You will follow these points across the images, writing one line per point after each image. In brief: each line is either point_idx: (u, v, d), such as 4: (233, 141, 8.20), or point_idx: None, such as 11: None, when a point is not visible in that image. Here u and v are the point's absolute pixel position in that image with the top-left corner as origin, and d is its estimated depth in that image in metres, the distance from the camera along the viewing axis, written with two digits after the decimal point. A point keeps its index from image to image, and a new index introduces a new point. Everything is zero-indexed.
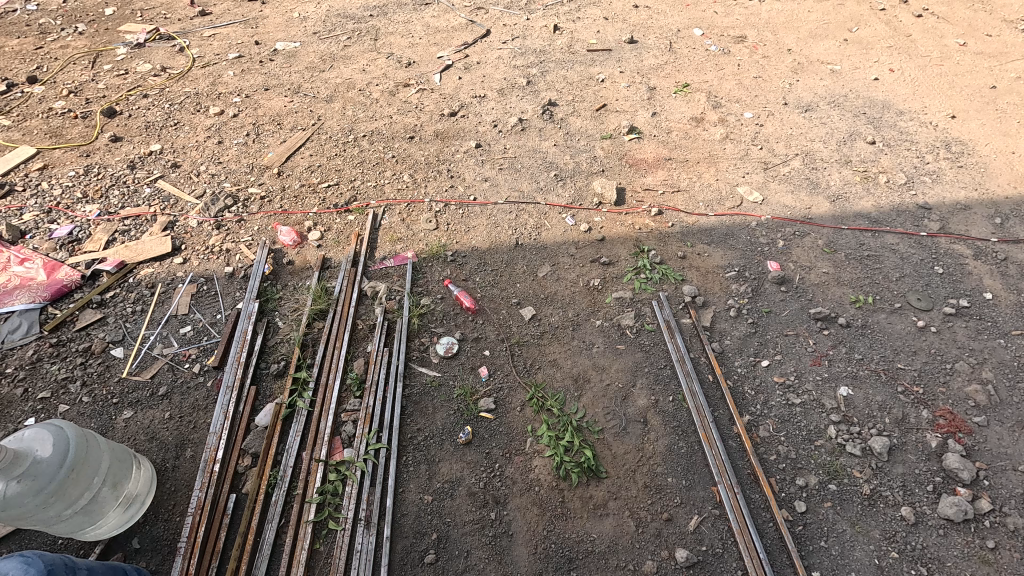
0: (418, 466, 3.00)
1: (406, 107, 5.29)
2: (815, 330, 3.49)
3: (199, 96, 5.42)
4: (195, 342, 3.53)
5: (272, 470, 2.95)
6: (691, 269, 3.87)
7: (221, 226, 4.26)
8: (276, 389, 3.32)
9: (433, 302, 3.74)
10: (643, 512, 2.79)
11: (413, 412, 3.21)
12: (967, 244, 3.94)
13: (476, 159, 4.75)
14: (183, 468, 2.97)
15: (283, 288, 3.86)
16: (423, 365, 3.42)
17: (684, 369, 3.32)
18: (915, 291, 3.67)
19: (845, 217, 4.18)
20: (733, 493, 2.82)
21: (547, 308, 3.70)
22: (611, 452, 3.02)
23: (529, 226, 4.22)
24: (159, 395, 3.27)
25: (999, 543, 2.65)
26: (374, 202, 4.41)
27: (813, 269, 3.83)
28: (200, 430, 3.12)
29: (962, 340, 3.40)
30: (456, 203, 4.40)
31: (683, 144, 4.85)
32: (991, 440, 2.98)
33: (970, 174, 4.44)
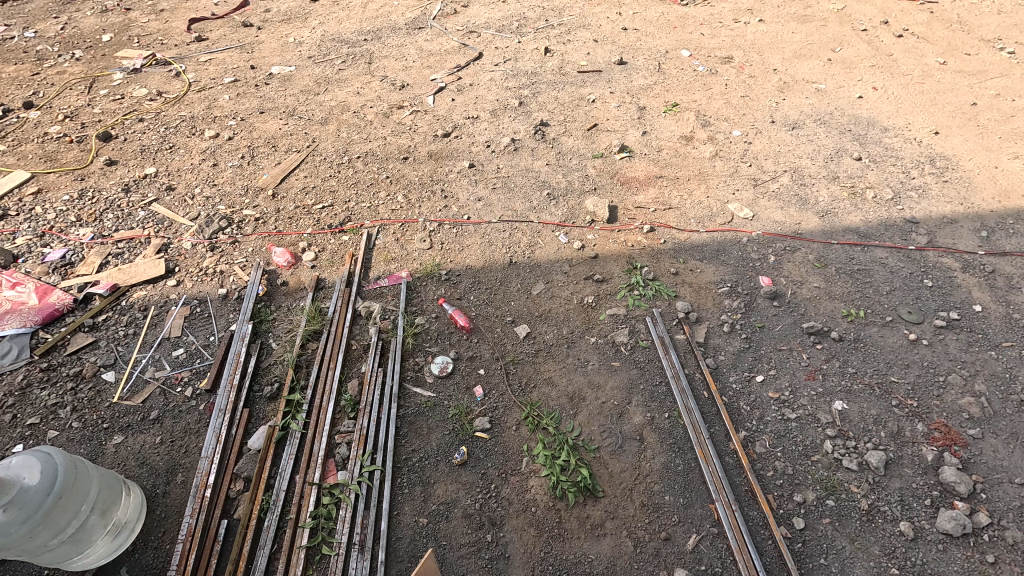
0: (414, 488, 2.96)
1: (400, 128, 5.35)
2: (808, 344, 3.50)
3: (195, 120, 5.47)
4: (187, 365, 3.51)
5: (265, 495, 2.91)
6: (683, 285, 3.90)
7: (215, 248, 4.26)
8: (270, 412, 3.30)
9: (427, 321, 3.74)
10: (641, 531, 2.76)
11: (408, 433, 3.19)
12: (955, 257, 3.99)
13: (470, 179, 4.80)
14: (173, 493, 2.93)
15: (277, 310, 3.85)
16: (418, 385, 3.41)
17: (679, 385, 3.32)
18: (906, 304, 3.70)
19: (834, 232, 4.23)
20: (731, 510, 2.80)
21: (541, 325, 3.70)
22: (608, 470, 3.00)
23: (522, 244, 4.25)
24: (150, 419, 3.23)
25: (999, 557, 2.64)
26: (369, 223, 4.44)
27: (805, 283, 3.86)
28: (191, 455, 3.08)
29: (954, 352, 3.42)
30: (450, 222, 4.43)
31: (674, 162, 4.92)
32: (986, 452, 2.98)
33: (955, 188, 4.52)
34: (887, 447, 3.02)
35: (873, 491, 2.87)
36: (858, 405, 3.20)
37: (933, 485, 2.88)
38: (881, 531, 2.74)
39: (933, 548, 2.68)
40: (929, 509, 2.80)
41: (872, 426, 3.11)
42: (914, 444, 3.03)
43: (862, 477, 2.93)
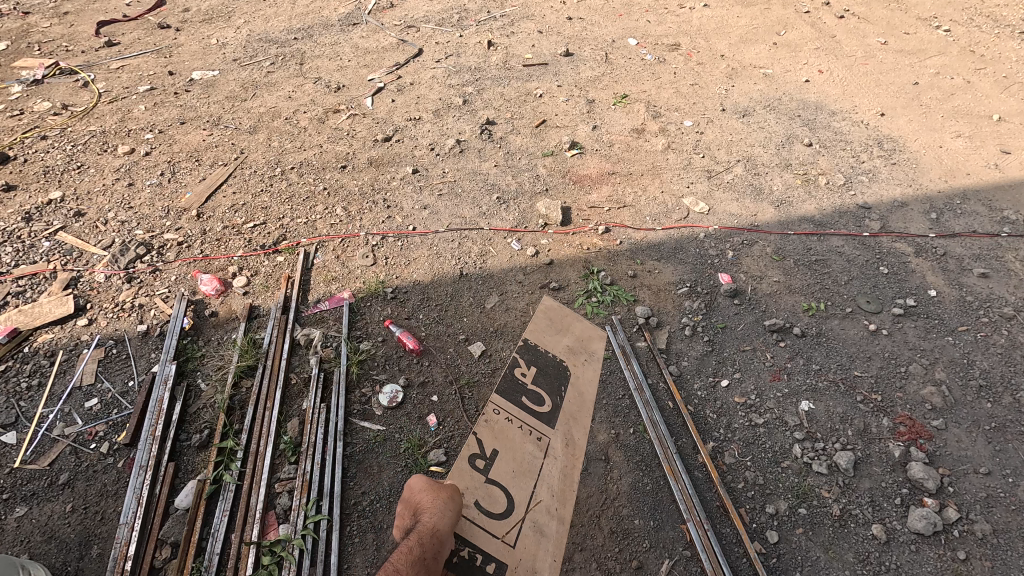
0: (365, 536, 2.72)
1: (337, 134, 5.00)
2: (771, 343, 3.40)
3: (106, 135, 4.96)
4: (102, 417, 3.13)
5: (196, 561, 2.61)
6: (643, 288, 3.74)
7: (133, 279, 3.84)
8: (200, 463, 2.97)
9: (374, 346, 3.46)
10: (612, 561, 2.60)
11: (357, 474, 2.93)
12: (908, 241, 3.97)
13: (415, 186, 4.51)
14: (87, 570, 2.59)
15: (206, 345, 3.49)
16: (366, 419, 3.14)
17: (643, 397, 3.16)
18: (864, 294, 3.64)
19: (790, 222, 4.15)
20: (702, 529, 2.67)
21: (497, 342, 3.48)
22: (574, 497, 2.82)
23: (473, 254, 4.00)
24: (59, 484, 2.85)
25: (970, 553, 2.58)
26: (305, 240, 4.10)
27: (765, 278, 3.76)
28: (108, 522, 2.73)
29: (913, 341, 3.38)
30: (394, 234, 4.14)
31: (627, 157, 4.75)
32: (950, 443, 2.94)
33: (903, 170, 4.52)
34: (855, 446, 2.94)
35: (845, 495, 2.79)
36: (824, 404, 3.11)
37: (902, 482, 2.81)
38: (854, 537, 2.66)
39: (906, 549, 2.61)
40: (899, 508, 2.73)
41: (839, 424, 3.03)
42: (881, 441, 2.96)
43: (832, 481, 2.84)
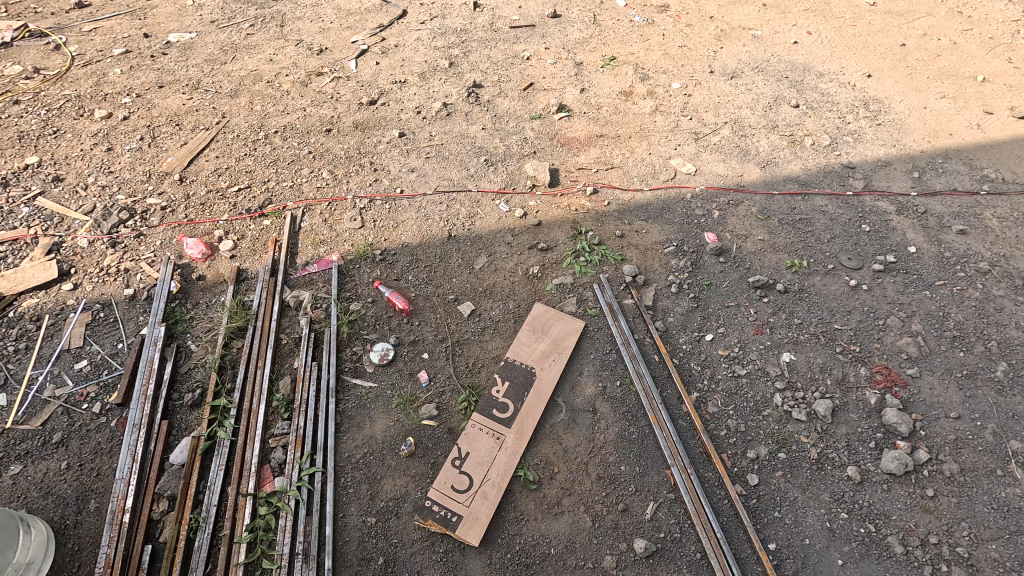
0: (359, 486, 2.80)
1: (321, 97, 4.90)
2: (755, 299, 3.47)
3: (82, 99, 4.82)
4: (93, 378, 3.14)
5: (193, 513, 2.68)
6: (630, 248, 3.78)
7: (117, 244, 3.80)
8: (193, 421, 3.01)
9: (363, 307, 3.48)
10: (599, 505, 2.72)
11: (350, 429, 2.98)
12: (890, 200, 4.03)
13: (401, 149, 4.46)
14: (86, 523, 2.65)
15: (194, 307, 3.49)
16: (357, 377, 3.18)
17: (630, 351, 3.23)
18: (846, 251, 3.71)
19: (775, 182, 4.19)
20: (686, 474, 2.78)
21: (486, 302, 3.52)
22: (562, 446, 2.91)
23: (461, 216, 4.00)
24: (52, 443, 2.88)
25: (939, 490, 2.71)
26: (292, 204, 4.07)
27: (750, 237, 3.81)
28: (104, 478, 2.78)
29: (892, 295, 3.46)
30: (382, 197, 4.12)
31: (615, 119, 4.73)
32: (924, 390, 3.04)
33: (888, 131, 4.56)
34: (833, 395, 3.04)
35: (822, 440, 2.90)
36: (805, 355, 3.21)
37: (877, 427, 2.92)
38: (830, 478, 2.78)
39: (878, 488, 2.74)
40: (873, 451, 2.85)
41: (819, 374, 3.13)
42: (858, 389, 3.06)
43: (811, 427, 2.95)
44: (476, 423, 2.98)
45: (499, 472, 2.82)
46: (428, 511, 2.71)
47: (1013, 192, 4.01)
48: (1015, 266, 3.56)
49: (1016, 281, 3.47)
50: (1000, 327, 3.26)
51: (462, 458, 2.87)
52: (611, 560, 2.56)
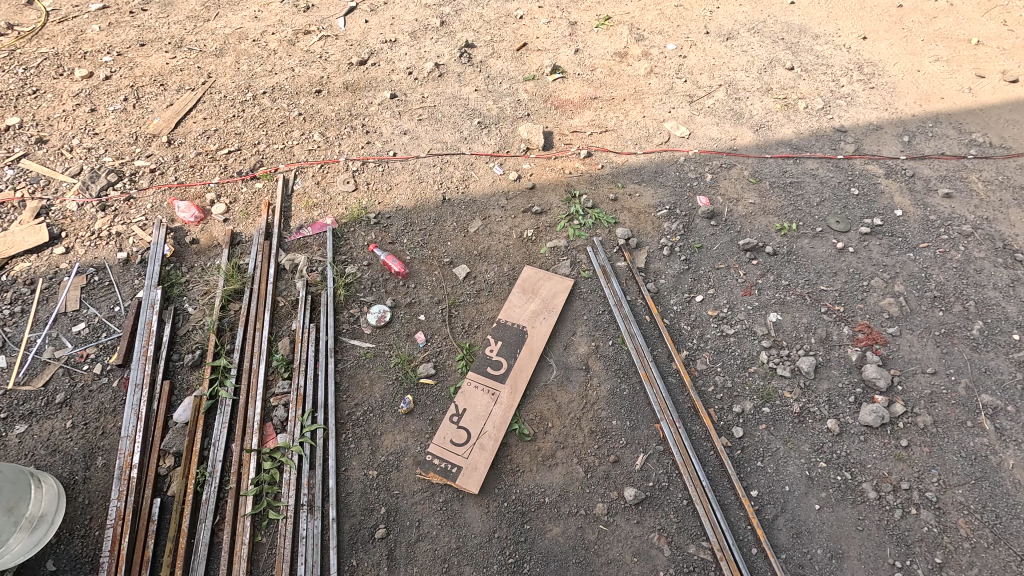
0: (360, 442, 2.89)
1: (309, 57, 4.78)
2: (744, 261, 3.55)
3: (60, 57, 4.66)
4: (92, 340, 3.17)
5: (199, 468, 2.77)
6: (623, 211, 3.81)
7: (107, 207, 3.76)
8: (195, 381, 3.07)
9: (359, 270, 3.51)
10: (591, 457, 2.85)
11: (349, 387, 3.06)
12: (879, 164, 4.07)
13: (393, 111, 4.40)
14: (95, 479, 2.73)
15: (189, 271, 3.50)
16: (355, 338, 3.24)
17: (622, 312, 3.31)
18: (835, 214, 3.77)
19: (768, 145, 4.21)
20: (675, 427, 2.91)
21: (481, 264, 3.55)
22: (556, 402, 3.02)
23: (455, 179, 4.00)
24: (56, 403, 2.93)
25: (912, 441, 2.86)
26: (284, 166, 4.03)
27: (741, 200, 3.86)
28: (110, 436, 2.85)
29: (877, 258, 3.54)
30: (375, 160, 4.08)
31: (609, 81, 4.67)
32: (903, 347, 3.16)
33: (881, 94, 4.56)
34: (816, 352, 3.16)
35: (805, 394, 3.02)
36: (791, 315, 3.30)
37: (857, 383, 3.05)
38: (811, 430, 2.92)
39: (855, 439, 2.88)
40: (852, 405, 2.98)
41: (803, 333, 3.23)
42: (841, 347, 3.17)
43: (794, 382, 3.07)
44: (471, 380, 3.07)
45: (495, 425, 2.92)
46: (428, 464, 2.82)
47: (999, 156, 4.05)
48: (996, 228, 3.64)
49: (996, 244, 3.55)
50: (979, 288, 3.36)
51: (459, 414, 2.97)
52: (602, 507, 2.71)
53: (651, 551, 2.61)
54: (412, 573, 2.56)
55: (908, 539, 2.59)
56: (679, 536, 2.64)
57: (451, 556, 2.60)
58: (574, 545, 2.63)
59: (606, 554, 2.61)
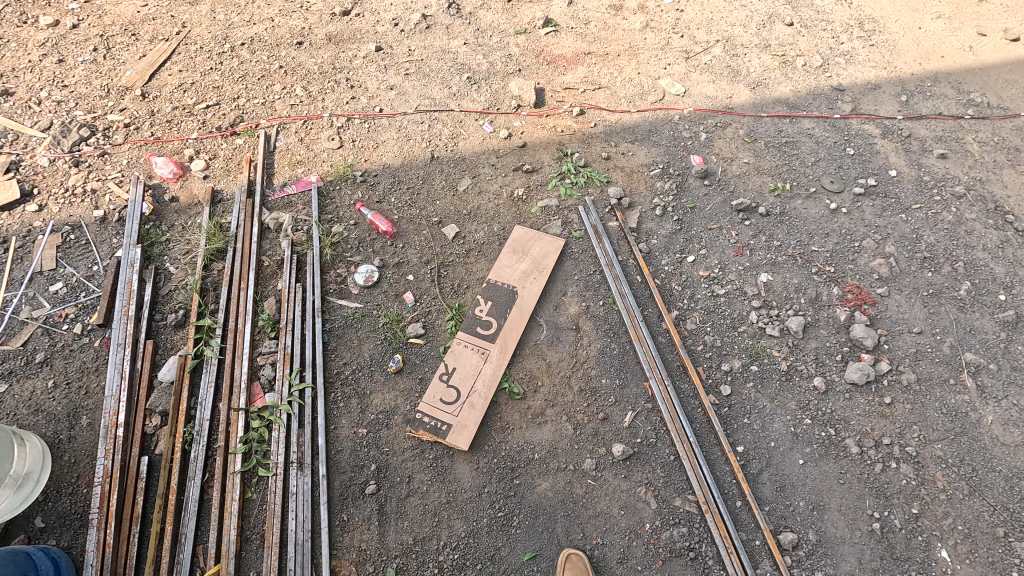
0: (349, 400, 2.88)
1: (290, 6, 4.54)
2: (736, 222, 3.50)
3: (23, 4, 4.38)
4: (70, 300, 3.09)
5: (186, 427, 2.75)
6: (616, 170, 3.73)
7: (80, 163, 3.61)
8: (179, 341, 3.02)
9: (345, 229, 3.42)
10: (580, 415, 2.87)
11: (337, 347, 3.03)
12: (876, 123, 3.99)
13: (378, 65, 4.22)
14: (81, 438, 2.72)
15: (169, 229, 3.39)
16: (342, 298, 3.19)
17: (613, 272, 3.28)
18: (829, 174, 3.72)
19: (764, 104, 4.11)
20: (663, 385, 2.92)
21: (470, 224, 3.48)
22: (546, 361, 3.02)
23: (443, 136, 3.87)
24: (36, 363, 2.88)
25: (895, 398, 2.90)
26: (265, 122, 3.88)
27: (735, 160, 3.79)
28: (93, 396, 2.82)
29: (869, 218, 3.50)
30: (360, 116, 3.94)
31: (603, 36, 4.51)
32: (891, 308, 3.15)
33: (880, 52, 4.45)
34: (806, 312, 3.16)
35: (792, 353, 3.04)
36: (781, 276, 3.29)
37: (844, 342, 3.06)
38: (797, 388, 2.95)
39: (841, 397, 2.91)
40: (839, 363, 3.00)
41: (793, 293, 3.22)
42: (830, 307, 3.17)
43: (783, 342, 3.08)
44: (461, 340, 3.05)
45: (485, 383, 2.92)
46: (418, 422, 2.82)
47: (996, 116, 3.99)
48: (989, 189, 3.60)
49: (988, 204, 3.52)
50: (969, 249, 3.34)
51: (449, 373, 2.96)
52: (590, 463, 2.75)
53: (637, 504, 2.66)
54: (403, 527, 2.60)
55: (887, 491, 2.67)
56: (665, 490, 2.69)
57: (441, 510, 2.64)
58: (562, 499, 2.68)
59: (594, 507, 2.66)
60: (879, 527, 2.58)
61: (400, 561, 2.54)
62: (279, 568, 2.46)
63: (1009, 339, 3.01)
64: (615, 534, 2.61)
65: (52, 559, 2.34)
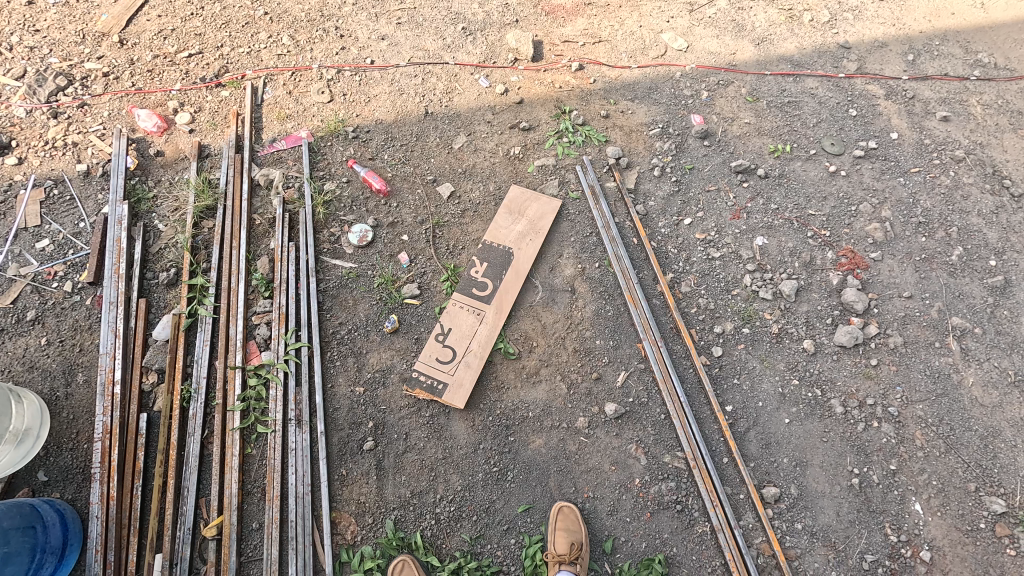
0: (345, 360, 2.91)
1: None
2: (735, 183, 3.47)
3: None
4: (59, 257, 3.04)
5: (184, 384, 2.77)
6: (615, 129, 3.65)
7: (60, 114, 3.47)
8: (171, 300, 3.00)
9: (338, 187, 3.35)
10: (574, 374, 2.92)
11: (332, 307, 3.02)
12: (881, 84, 3.89)
13: (368, 13, 4.02)
14: (78, 395, 2.74)
15: (156, 185, 3.31)
16: (337, 257, 3.16)
17: (609, 234, 3.26)
18: (830, 136, 3.65)
19: (768, 62, 3.99)
20: (656, 346, 2.96)
21: (465, 183, 3.42)
22: (541, 322, 3.04)
23: (438, 91, 3.74)
24: (28, 321, 2.87)
25: (881, 360, 2.96)
26: (251, 73, 3.72)
27: (736, 120, 3.71)
28: (88, 353, 2.83)
29: (867, 182, 3.47)
30: (351, 68, 3.78)
31: None
32: (883, 272, 3.18)
33: (889, 7, 4.29)
34: (799, 276, 3.18)
35: (784, 316, 3.07)
36: (777, 239, 3.28)
37: (835, 306, 3.09)
38: (787, 350, 3.00)
39: (829, 358, 2.98)
40: (829, 327, 3.05)
41: (788, 257, 3.23)
42: (823, 271, 3.19)
43: (775, 305, 3.11)
44: (456, 301, 3.05)
45: (480, 344, 2.94)
46: (415, 381, 2.86)
47: (1002, 78, 3.89)
48: (989, 153, 3.56)
49: (987, 169, 3.49)
50: (964, 214, 3.33)
51: (445, 333, 2.97)
52: (583, 421, 2.82)
53: (628, 460, 2.75)
54: (401, 481, 2.68)
55: (867, 449, 2.77)
56: (655, 447, 2.78)
57: (437, 465, 2.72)
58: (555, 455, 2.76)
59: (586, 463, 2.75)
60: (858, 482, 2.70)
61: (398, 512, 2.63)
62: (280, 519, 2.54)
63: (995, 304, 3.06)
64: (606, 487, 2.71)
65: (58, 511, 2.41)
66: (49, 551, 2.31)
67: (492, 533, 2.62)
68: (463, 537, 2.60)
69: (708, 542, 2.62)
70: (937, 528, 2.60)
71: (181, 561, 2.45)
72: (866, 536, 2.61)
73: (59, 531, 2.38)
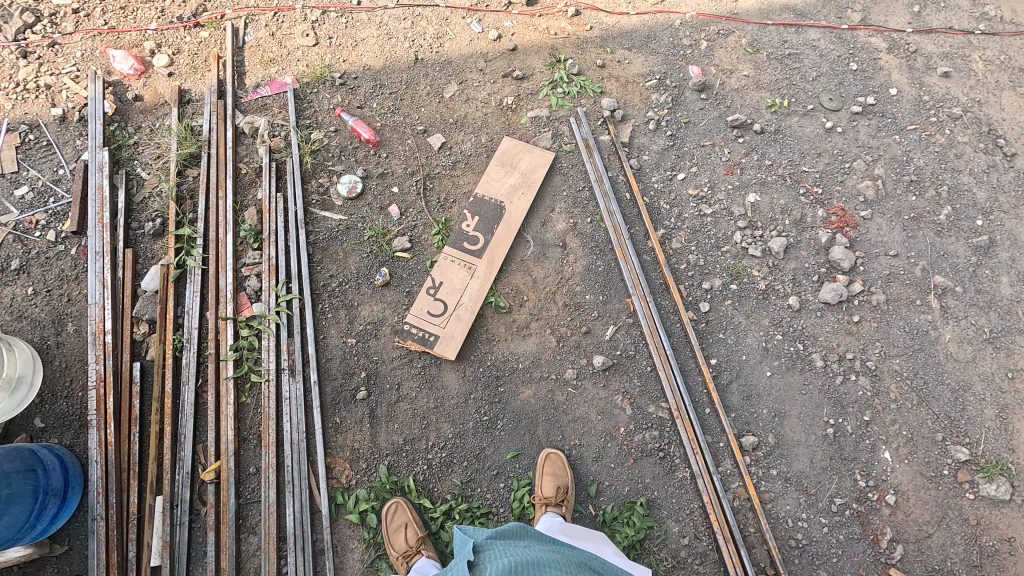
0: (337, 312, 2.92)
1: None
2: (730, 138, 3.42)
3: None
4: (39, 205, 2.98)
5: (176, 334, 2.78)
6: (611, 79, 3.55)
7: (30, 54, 3.30)
8: (159, 251, 2.96)
9: (326, 136, 3.26)
10: (564, 328, 2.97)
11: (322, 259, 3.01)
12: (883, 36, 3.78)
13: None
14: (69, 344, 2.75)
15: (136, 132, 3.20)
16: (326, 209, 3.11)
17: (603, 188, 3.22)
18: (828, 91, 3.58)
19: (770, 10, 3.85)
20: (645, 302, 3.00)
21: (457, 134, 3.35)
22: (532, 277, 3.06)
23: (428, 36, 3.59)
24: (13, 270, 2.84)
25: (863, 317, 3.03)
26: (231, 12, 3.53)
27: (735, 72, 3.62)
28: (76, 303, 2.82)
29: (863, 139, 3.44)
30: (336, 9, 3.60)
31: None
32: (872, 230, 3.20)
33: None
34: (789, 234, 3.19)
35: (772, 273, 3.11)
36: (770, 196, 3.28)
37: (822, 263, 3.13)
38: (773, 306, 3.06)
39: (813, 314, 3.04)
40: (815, 284, 3.09)
41: (779, 215, 3.23)
42: (812, 229, 3.21)
43: (764, 262, 3.13)
44: (447, 255, 3.04)
45: (471, 297, 2.96)
46: (406, 333, 2.89)
47: (1007, 33, 3.78)
48: (986, 111, 3.52)
49: (982, 127, 3.46)
50: (956, 173, 3.33)
51: (436, 286, 2.98)
52: (572, 372, 2.89)
53: (614, 410, 2.85)
54: (393, 429, 2.76)
55: (844, 401, 2.88)
56: (640, 398, 2.87)
57: (429, 414, 2.79)
58: (544, 405, 2.85)
59: (573, 413, 2.84)
60: (832, 432, 2.82)
61: (391, 459, 2.72)
62: (277, 465, 2.63)
63: (978, 263, 3.12)
64: (592, 436, 2.82)
65: (57, 455, 2.47)
66: (51, 493, 2.39)
67: (482, 477, 2.73)
68: (454, 481, 2.71)
69: (688, 486, 2.75)
70: (903, 474, 2.75)
71: (181, 503, 2.54)
72: (837, 481, 2.75)
73: (60, 474, 2.45)
